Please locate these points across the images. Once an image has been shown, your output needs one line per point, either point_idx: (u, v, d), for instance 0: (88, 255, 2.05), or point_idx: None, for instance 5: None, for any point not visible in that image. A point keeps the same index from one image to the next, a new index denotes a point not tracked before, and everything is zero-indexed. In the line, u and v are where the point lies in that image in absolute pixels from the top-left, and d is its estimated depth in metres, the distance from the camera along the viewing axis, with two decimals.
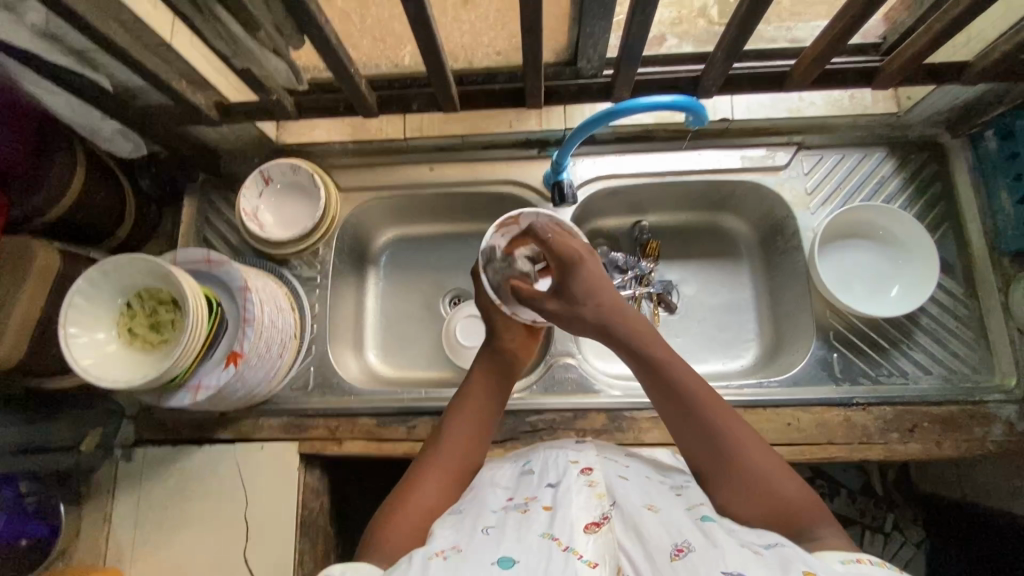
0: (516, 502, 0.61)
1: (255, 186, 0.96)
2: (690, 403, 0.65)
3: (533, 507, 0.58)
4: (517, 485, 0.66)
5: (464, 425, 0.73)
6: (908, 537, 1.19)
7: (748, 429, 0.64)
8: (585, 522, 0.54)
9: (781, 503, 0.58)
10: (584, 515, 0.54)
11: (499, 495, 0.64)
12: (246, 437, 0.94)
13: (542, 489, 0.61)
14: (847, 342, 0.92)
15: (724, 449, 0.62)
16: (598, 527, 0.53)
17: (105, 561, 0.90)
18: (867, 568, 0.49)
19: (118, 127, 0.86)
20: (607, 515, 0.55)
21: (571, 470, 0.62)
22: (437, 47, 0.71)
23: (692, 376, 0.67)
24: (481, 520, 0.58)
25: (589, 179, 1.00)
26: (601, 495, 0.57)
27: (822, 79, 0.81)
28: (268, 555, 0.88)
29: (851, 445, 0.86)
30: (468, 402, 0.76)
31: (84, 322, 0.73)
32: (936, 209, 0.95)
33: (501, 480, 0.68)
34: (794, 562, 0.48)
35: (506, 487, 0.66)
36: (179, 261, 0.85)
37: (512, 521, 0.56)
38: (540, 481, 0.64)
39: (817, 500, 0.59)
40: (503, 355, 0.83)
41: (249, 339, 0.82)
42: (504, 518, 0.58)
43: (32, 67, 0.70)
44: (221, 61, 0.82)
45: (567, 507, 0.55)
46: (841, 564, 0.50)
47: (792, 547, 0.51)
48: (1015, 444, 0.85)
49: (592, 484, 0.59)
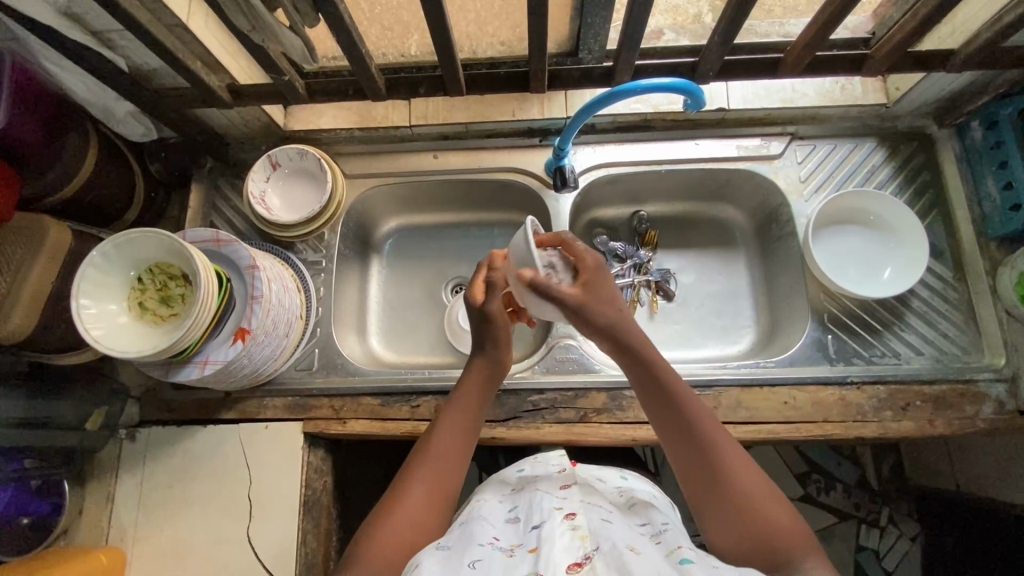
0: (502, 543, 0.62)
1: (262, 171, 0.98)
2: (699, 441, 0.66)
3: (520, 550, 0.59)
4: (503, 526, 0.65)
5: (452, 435, 0.72)
6: (902, 530, 1.23)
7: (754, 466, 0.66)
8: (567, 562, 0.56)
9: (767, 533, 0.61)
10: (567, 555, 0.56)
11: (487, 529, 0.64)
12: (250, 418, 0.95)
13: (528, 534, 0.62)
14: (841, 324, 0.94)
15: (722, 481, 0.64)
16: (579, 567, 0.55)
17: (107, 540, 0.90)
18: None
19: (131, 110, 0.89)
20: (589, 555, 0.56)
21: (556, 515, 0.63)
22: (446, 29, 0.73)
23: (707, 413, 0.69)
24: (468, 552, 0.59)
25: (589, 167, 1.03)
26: (584, 537, 0.59)
27: (813, 67, 0.84)
28: (271, 532, 0.89)
29: (846, 423, 0.88)
30: (460, 404, 0.74)
31: (95, 294, 0.74)
32: (925, 196, 0.99)
33: (489, 514, 0.68)
34: None
35: (493, 522, 0.66)
36: (188, 240, 0.87)
37: (499, 560, 0.58)
38: (525, 526, 0.64)
39: (803, 529, 0.62)
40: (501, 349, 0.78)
41: (256, 317, 0.83)
42: (491, 555, 0.59)
43: (51, 44, 0.73)
44: (236, 45, 0.84)
45: (550, 547, 0.58)
46: None
47: None
48: (1004, 423, 0.88)
49: (575, 527, 0.60)
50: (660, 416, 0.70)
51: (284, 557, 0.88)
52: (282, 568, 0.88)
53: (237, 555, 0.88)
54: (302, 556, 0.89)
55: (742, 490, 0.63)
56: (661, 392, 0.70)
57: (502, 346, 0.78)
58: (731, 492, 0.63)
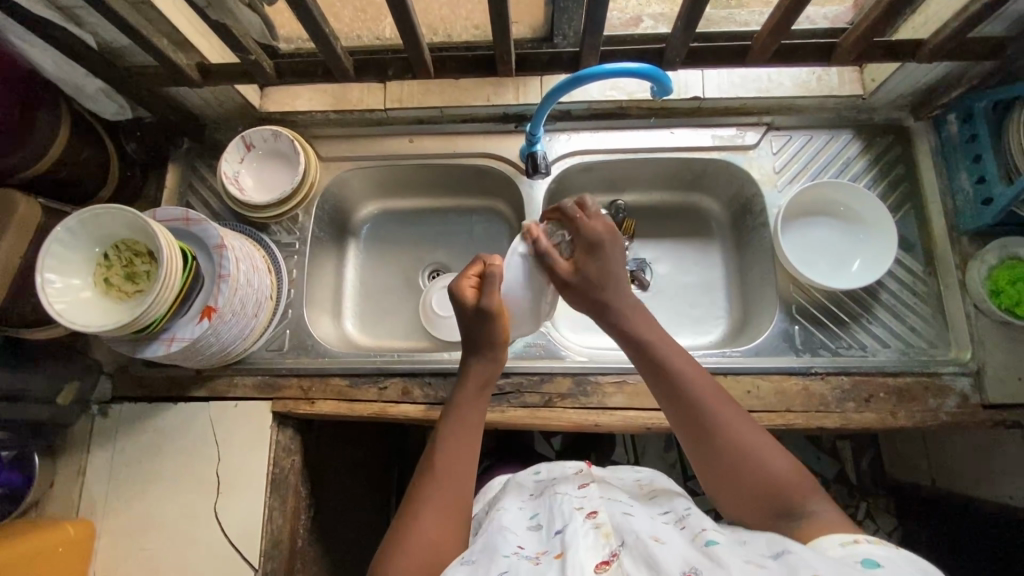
0: (528, 551, 0.62)
1: (236, 152, 0.99)
2: (694, 403, 0.68)
3: (546, 557, 0.59)
4: (525, 533, 0.66)
5: (457, 446, 0.72)
6: (879, 525, 1.24)
7: (747, 418, 0.68)
8: (595, 562, 0.57)
9: (772, 484, 0.63)
10: (594, 555, 0.57)
11: (510, 537, 0.65)
12: (220, 396, 0.96)
13: (552, 538, 0.63)
14: (809, 315, 0.94)
15: (724, 443, 0.65)
16: (608, 565, 0.56)
17: (77, 512, 0.92)
18: (863, 547, 0.54)
19: (101, 86, 0.88)
20: (615, 552, 0.58)
21: (577, 515, 0.63)
22: (409, 12, 0.73)
23: (697, 372, 0.70)
24: (494, 565, 0.59)
25: (565, 154, 1.03)
26: (608, 534, 0.60)
27: (783, 55, 0.84)
28: (238, 508, 0.90)
29: (808, 413, 0.89)
30: (460, 420, 0.74)
31: (61, 269, 0.75)
32: (900, 188, 0.98)
33: (509, 522, 0.68)
34: (801, 567, 0.50)
35: (515, 530, 0.66)
36: (157, 218, 0.88)
37: (528, 569, 0.58)
38: (548, 530, 0.64)
39: (807, 476, 0.64)
40: (498, 349, 0.79)
41: (223, 295, 0.83)
42: (518, 565, 0.59)
43: (15, 18, 0.73)
44: (205, 24, 0.85)
45: (577, 550, 0.58)
46: (841, 547, 0.55)
47: (797, 553, 0.52)
48: (966, 417, 0.88)
49: (598, 525, 0.61)
50: (660, 383, 0.71)
51: (250, 533, 0.89)
52: (248, 543, 0.89)
53: (204, 530, 0.90)
54: (268, 533, 0.90)
55: (745, 448, 0.65)
56: (656, 358, 0.72)
57: (497, 349, 0.78)
58: (735, 453, 0.65)
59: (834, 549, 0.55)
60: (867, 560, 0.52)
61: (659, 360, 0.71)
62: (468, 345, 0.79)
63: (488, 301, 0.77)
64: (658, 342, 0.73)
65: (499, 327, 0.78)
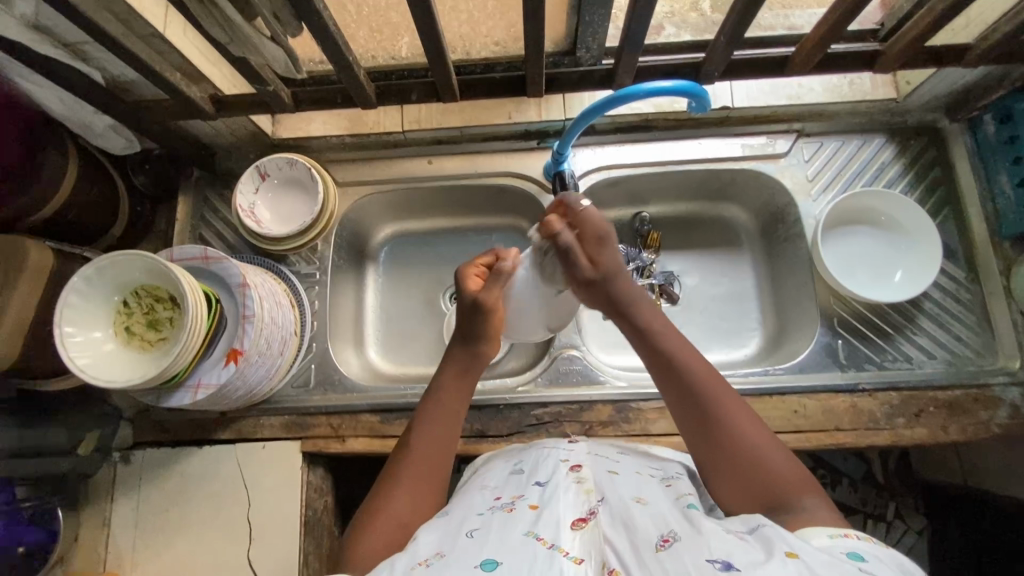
0: (503, 499, 0.61)
1: (250, 182, 0.94)
2: (697, 392, 0.65)
3: (520, 504, 0.58)
4: (506, 481, 0.66)
5: (433, 432, 0.69)
6: (909, 524, 1.21)
7: (752, 418, 0.64)
8: (572, 519, 0.54)
9: (771, 478, 0.59)
10: (571, 512, 0.55)
11: (488, 492, 0.64)
12: (247, 437, 0.92)
13: (530, 487, 0.61)
14: (851, 329, 0.92)
15: (723, 436, 0.62)
16: (584, 523, 0.53)
17: (105, 565, 0.88)
18: (852, 541, 0.50)
19: (109, 123, 0.84)
20: (593, 510, 0.55)
21: (561, 469, 0.63)
22: (437, 35, 0.69)
23: (704, 365, 0.67)
24: (465, 522, 0.57)
25: (590, 170, 1.00)
26: (589, 491, 0.58)
27: (823, 64, 0.81)
28: (271, 553, 0.87)
29: (857, 431, 0.86)
30: (437, 405, 0.71)
31: (79, 320, 0.71)
32: (936, 193, 0.96)
33: (492, 477, 0.68)
34: (776, 541, 0.47)
35: (495, 484, 0.66)
36: (175, 257, 0.84)
37: (500, 515, 0.57)
38: (527, 481, 0.63)
39: (808, 479, 0.60)
40: (485, 344, 0.75)
41: (249, 337, 0.80)
42: (490, 518, 0.57)
43: (21, 59, 0.69)
44: (216, 53, 0.81)
45: (555, 504, 0.56)
46: (828, 537, 0.51)
47: (772, 528, 0.50)
48: (1019, 427, 0.85)
49: (580, 482, 0.60)
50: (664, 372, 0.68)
51: None
52: None
53: None
54: None
55: (745, 442, 0.61)
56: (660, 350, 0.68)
57: (486, 343, 0.75)
58: (733, 445, 0.61)
59: (822, 538, 0.50)
60: (851, 553, 0.48)
61: (661, 349, 0.68)
62: (459, 329, 0.75)
63: (487, 296, 0.73)
64: (665, 334, 0.69)
65: (492, 323, 0.74)
